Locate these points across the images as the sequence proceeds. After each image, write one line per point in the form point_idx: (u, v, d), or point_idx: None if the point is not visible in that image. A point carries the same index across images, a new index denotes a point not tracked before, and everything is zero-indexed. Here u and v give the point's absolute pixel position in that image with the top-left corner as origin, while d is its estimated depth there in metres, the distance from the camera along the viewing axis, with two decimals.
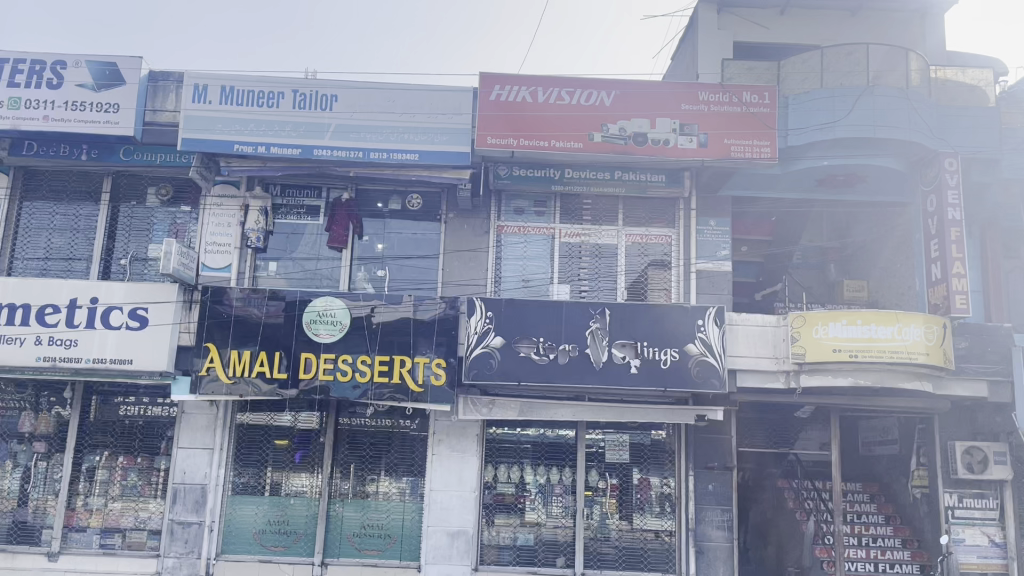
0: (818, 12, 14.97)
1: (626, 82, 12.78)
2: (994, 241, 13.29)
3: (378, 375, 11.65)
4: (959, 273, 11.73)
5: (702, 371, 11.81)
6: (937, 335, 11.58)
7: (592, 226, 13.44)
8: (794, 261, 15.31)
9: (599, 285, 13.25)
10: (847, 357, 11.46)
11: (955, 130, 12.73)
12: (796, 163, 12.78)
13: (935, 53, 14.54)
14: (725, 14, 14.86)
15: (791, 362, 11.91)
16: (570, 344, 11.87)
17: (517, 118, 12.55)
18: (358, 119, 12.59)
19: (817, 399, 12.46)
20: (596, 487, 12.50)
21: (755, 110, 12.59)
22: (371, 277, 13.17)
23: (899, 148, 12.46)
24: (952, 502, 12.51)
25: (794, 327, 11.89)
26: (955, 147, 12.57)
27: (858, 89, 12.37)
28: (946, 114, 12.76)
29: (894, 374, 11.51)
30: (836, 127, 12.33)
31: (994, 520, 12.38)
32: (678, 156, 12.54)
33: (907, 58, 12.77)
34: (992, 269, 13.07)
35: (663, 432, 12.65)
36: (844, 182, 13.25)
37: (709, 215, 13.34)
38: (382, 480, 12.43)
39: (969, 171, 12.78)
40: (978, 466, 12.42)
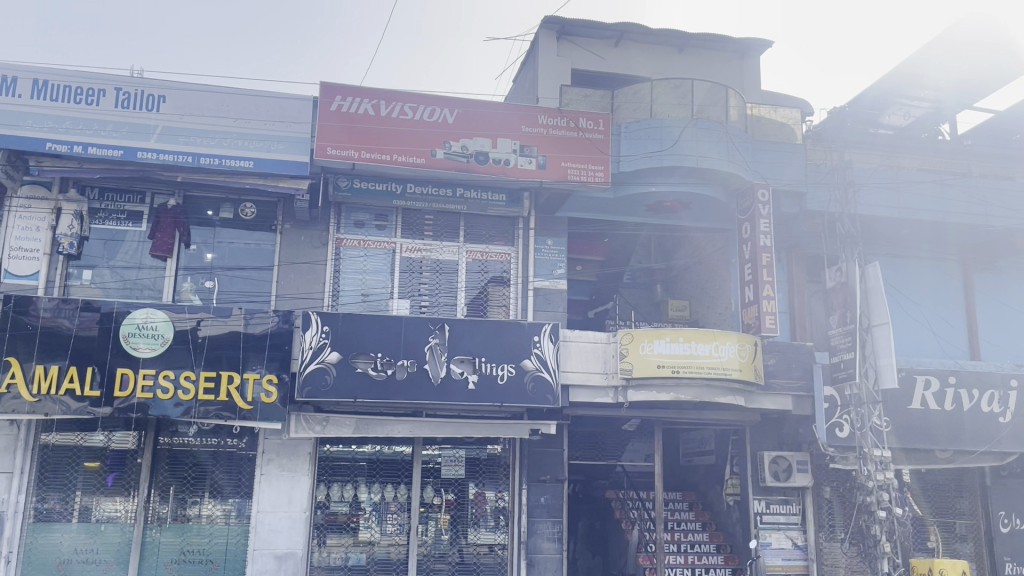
0: (649, 46, 15.86)
1: (468, 100, 12.97)
2: (800, 264, 14.50)
3: (203, 392, 11.10)
4: (768, 295, 12.77)
5: (537, 386, 12.11)
6: (749, 353, 12.50)
7: (433, 241, 13.46)
8: (625, 281, 16.04)
9: (439, 301, 13.26)
10: (669, 373, 12.16)
11: (767, 164, 13.86)
12: (627, 189, 13.44)
13: (751, 92, 15.80)
14: (564, 41, 15.44)
15: (619, 377, 12.44)
16: (408, 360, 11.81)
17: (359, 131, 12.40)
18: (188, 123, 12.02)
19: (644, 412, 13.09)
20: (430, 503, 12.45)
21: (590, 135, 13.16)
22: (198, 288, 12.53)
23: (720, 178, 13.39)
24: (760, 508, 13.41)
25: (623, 343, 12.44)
26: (766, 179, 13.68)
27: (683, 121, 13.22)
28: (760, 149, 13.87)
29: (711, 389, 12.32)
30: (663, 156, 13.13)
31: (796, 524, 13.45)
32: (518, 176, 12.86)
33: (727, 95, 13.76)
34: (797, 291, 14.32)
35: (499, 446, 12.82)
36: (671, 208, 14.04)
37: (546, 235, 13.75)
38: (206, 502, 11.81)
39: (779, 202, 13.92)
40: (784, 473, 13.35)
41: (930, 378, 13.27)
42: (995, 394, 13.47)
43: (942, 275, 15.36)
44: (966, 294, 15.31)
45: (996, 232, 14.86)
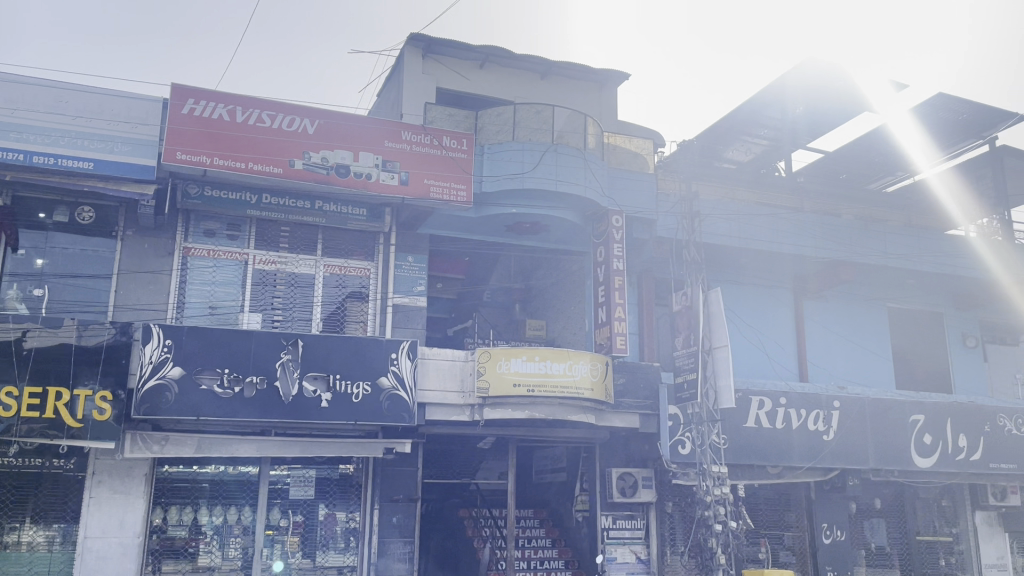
0: (512, 70, 16.18)
1: (330, 112, 12.74)
2: (649, 287, 15.20)
3: (26, 409, 10.24)
4: (620, 317, 13.26)
5: (393, 404, 11.98)
6: (600, 372, 12.94)
7: (288, 254, 13.07)
8: (484, 300, 16.18)
9: (293, 316, 12.88)
10: (524, 391, 12.40)
11: (621, 191, 14.48)
12: (488, 209, 13.62)
13: (608, 121, 16.43)
14: (429, 59, 15.51)
15: (475, 395, 12.53)
16: (258, 376, 11.38)
17: (213, 136, 11.91)
18: (21, 119, 11.17)
19: (498, 430, 13.23)
20: (277, 526, 12.01)
21: (452, 154, 13.25)
22: (25, 296, 11.63)
23: (577, 203, 13.80)
24: (607, 524, 13.90)
25: (480, 362, 12.54)
26: (620, 206, 14.27)
27: (543, 146, 13.58)
28: (615, 177, 14.47)
29: (564, 408, 12.65)
30: (524, 178, 13.41)
31: (640, 539, 14.03)
32: (379, 191, 12.75)
33: (585, 122, 14.23)
34: (646, 314, 14.97)
35: (352, 466, 12.56)
36: (530, 229, 14.34)
37: (406, 252, 13.69)
38: (26, 529, 10.86)
39: (631, 228, 14.54)
40: (630, 490, 13.95)
41: (763, 399, 14.20)
42: (820, 413, 14.55)
43: (775, 301, 16.47)
44: (796, 318, 16.49)
45: (823, 262, 16.09)
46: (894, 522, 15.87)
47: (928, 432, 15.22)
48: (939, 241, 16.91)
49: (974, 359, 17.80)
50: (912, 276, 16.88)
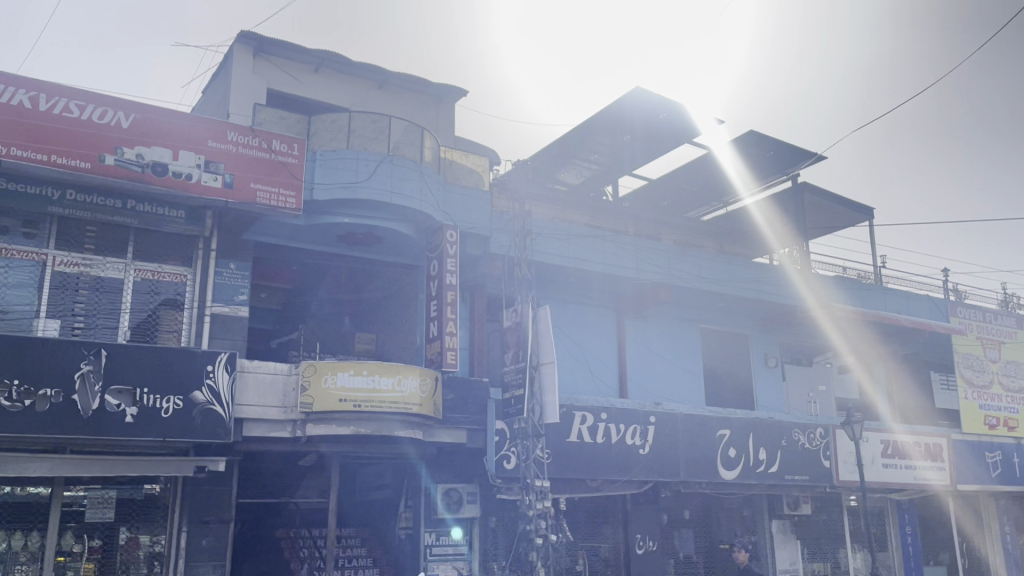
0: (349, 77, 15.87)
1: (148, 106, 11.89)
2: (481, 303, 15.25)
3: None
4: (451, 331, 13.21)
5: (208, 419, 11.28)
6: (429, 388, 12.90)
7: (94, 256, 12.01)
8: (313, 312, 15.34)
9: (97, 323, 11.84)
10: (350, 407, 12.10)
11: (456, 206, 14.52)
12: (318, 217, 13.22)
13: (445, 136, 16.45)
14: (260, 59, 14.94)
15: (299, 411, 12.07)
16: (52, 389, 10.36)
17: (10, 124, 10.85)
18: None
19: (322, 446, 12.81)
20: (69, 552, 10.96)
21: (282, 159, 12.75)
22: None
23: (412, 216, 13.67)
24: (432, 541, 13.78)
25: (305, 375, 12.12)
26: (455, 221, 14.31)
27: (378, 156, 13.38)
28: (450, 192, 14.51)
29: (391, 423, 12.46)
30: (357, 189, 13.14)
31: (463, 555, 14.00)
32: (200, 193, 12.00)
33: (422, 136, 14.16)
34: (477, 329, 15.03)
35: (158, 486, 11.67)
36: (362, 240, 14.04)
37: (229, 258, 13.02)
38: None
39: (465, 243, 14.62)
40: (454, 505, 14.00)
41: (585, 414, 14.66)
42: (638, 428, 15.20)
43: (600, 319, 17.11)
44: (619, 336, 17.18)
45: (645, 284, 16.89)
46: (700, 531, 16.86)
47: (733, 445, 16.30)
48: (748, 268, 18.16)
49: (773, 378, 19.30)
50: (725, 299, 18.07)
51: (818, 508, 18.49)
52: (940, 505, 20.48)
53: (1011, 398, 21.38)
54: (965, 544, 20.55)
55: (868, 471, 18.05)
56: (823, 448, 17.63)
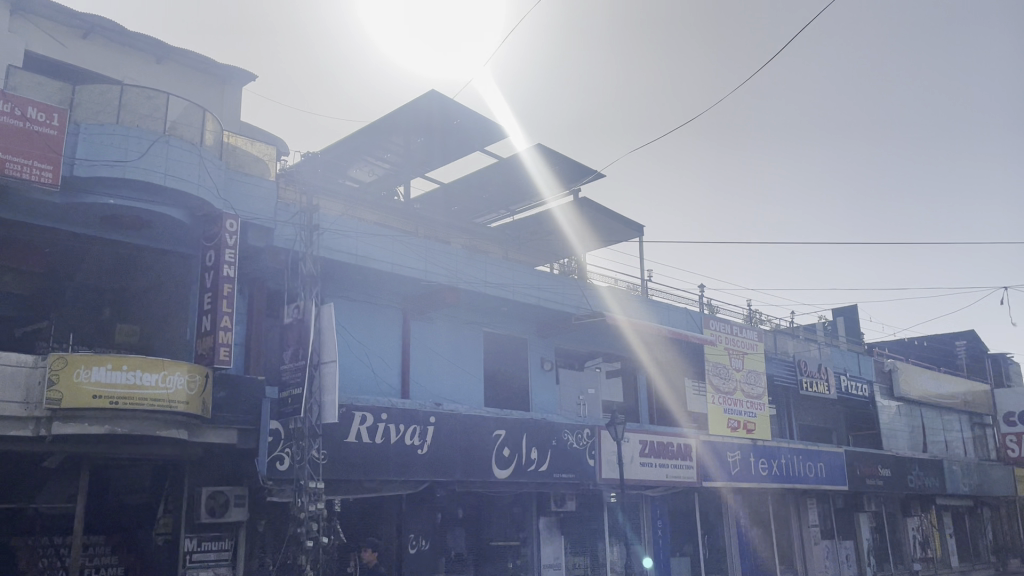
0: (123, 47, 14.69)
1: None
2: (261, 297, 14.66)
3: None
4: (225, 327, 12.57)
5: None
6: (197, 385, 12.26)
7: None
8: (65, 299, 13.23)
9: None
10: (107, 404, 11.32)
11: (238, 195, 13.88)
12: (79, 197, 12.11)
13: (229, 121, 15.71)
14: (19, 17, 13.48)
15: (44, 408, 11.02)
16: None
17: None
18: None
19: (71, 446, 11.76)
20: None
21: (39, 129, 11.72)
22: None
23: (188, 202, 12.87)
24: (191, 547, 13.09)
25: (53, 369, 11.10)
26: (236, 210, 13.68)
27: (152, 135, 12.47)
28: (232, 180, 13.86)
29: (152, 422, 11.71)
30: (126, 168, 12.16)
31: (226, 560, 13.42)
32: None
33: (204, 118, 13.40)
34: (254, 324, 14.41)
35: None
36: (130, 224, 13.00)
37: None
38: None
39: (246, 235, 13.95)
40: (219, 509, 13.27)
41: (365, 414, 14.53)
42: (417, 428, 15.32)
43: (385, 320, 17.06)
44: (403, 337, 17.24)
45: (432, 287, 17.05)
46: (473, 529, 17.31)
47: (508, 446, 16.91)
48: (529, 275, 18.95)
49: (547, 381, 20.26)
50: (506, 305, 18.71)
51: (582, 504, 19.67)
52: (687, 500, 22.48)
53: (750, 403, 23.94)
54: (707, 535, 22.77)
55: (628, 469, 19.47)
56: (589, 447, 18.76)
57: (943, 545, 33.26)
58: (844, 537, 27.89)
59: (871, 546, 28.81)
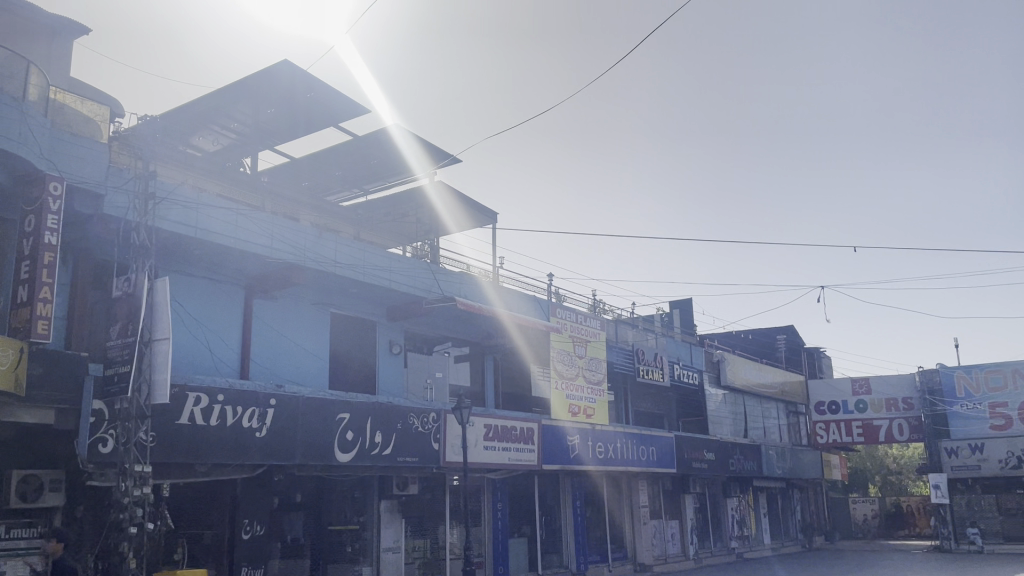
0: None
1: None
2: (86, 268, 13.66)
3: None
4: (44, 298, 11.58)
5: None
6: (9, 359, 11.30)
7: None
8: None
9: None
10: None
11: (66, 156, 12.81)
12: None
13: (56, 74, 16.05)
14: None
15: None
16: None
17: None
18: None
19: None
20: None
21: None
22: None
23: (5, 160, 11.76)
24: None
25: None
26: (61, 172, 12.62)
27: None
28: (59, 139, 12.79)
29: None
30: None
31: (38, 548, 12.38)
32: None
33: (27, 70, 12.31)
34: (79, 296, 13.42)
35: None
36: None
37: None
38: None
39: (72, 199, 12.92)
40: (32, 493, 12.44)
41: (199, 395, 13.85)
42: (256, 411, 14.78)
43: (226, 296, 16.36)
44: (245, 316, 16.60)
45: (278, 265, 16.48)
46: (311, 514, 16.99)
47: (351, 429, 16.67)
48: (380, 256, 18.71)
49: (395, 364, 20.14)
50: (355, 286, 18.40)
51: (425, 488, 19.77)
52: (527, 483, 23.08)
53: (591, 390, 24.84)
54: (544, 517, 23.50)
55: (471, 453, 19.72)
56: (434, 432, 18.83)
57: (757, 523, 36.01)
58: (671, 516, 29.60)
59: (694, 525, 30.76)
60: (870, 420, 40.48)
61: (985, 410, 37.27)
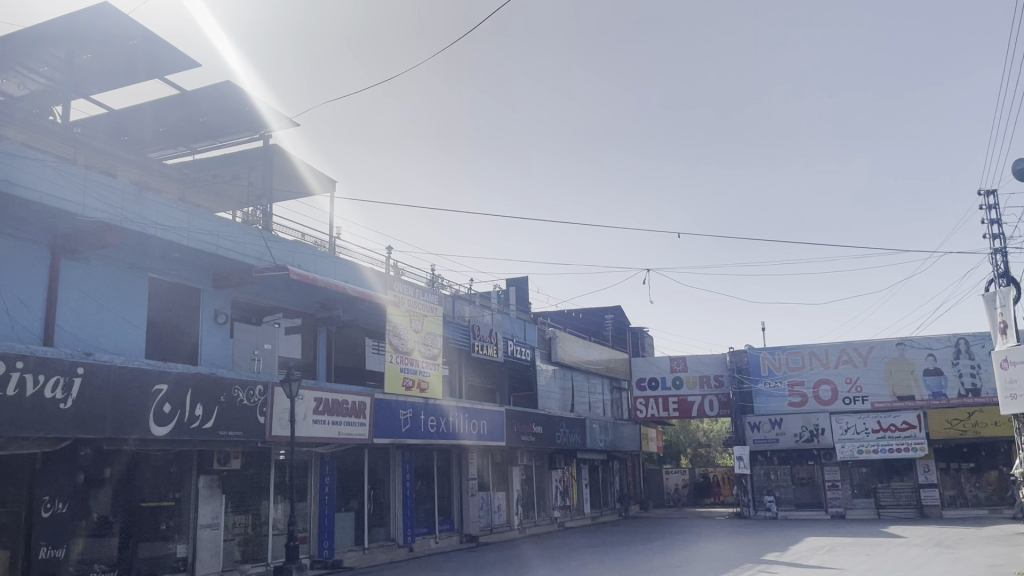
0: None
1: None
2: None
3: None
4: None
5: None
6: None
7: None
8: None
9: None
10: None
11: None
12: None
13: None
14: None
15: None
16: None
17: None
18: None
19: None
20: None
21: None
22: None
23: None
24: None
25: None
26: None
27: None
28: None
29: None
30: None
31: None
32: None
33: None
34: None
35: None
36: None
37: None
38: None
39: None
40: None
41: None
42: (60, 380, 13.68)
43: (29, 254, 14.99)
44: (50, 277, 15.29)
45: (90, 224, 15.27)
46: (121, 490, 16.05)
47: (169, 401, 15.81)
48: (207, 220, 17.75)
49: (219, 334, 19.26)
50: (178, 251, 17.39)
51: (247, 462, 19.14)
52: (356, 456, 22.89)
53: (425, 363, 24.89)
54: (372, 490, 23.40)
55: (299, 427, 19.25)
56: (260, 405, 18.21)
57: (579, 494, 37.67)
58: (498, 488, 30.35)
59: (520, 496, 31.70)
60: (685, 396, 43.47)
61: (784, 388, 40.99)
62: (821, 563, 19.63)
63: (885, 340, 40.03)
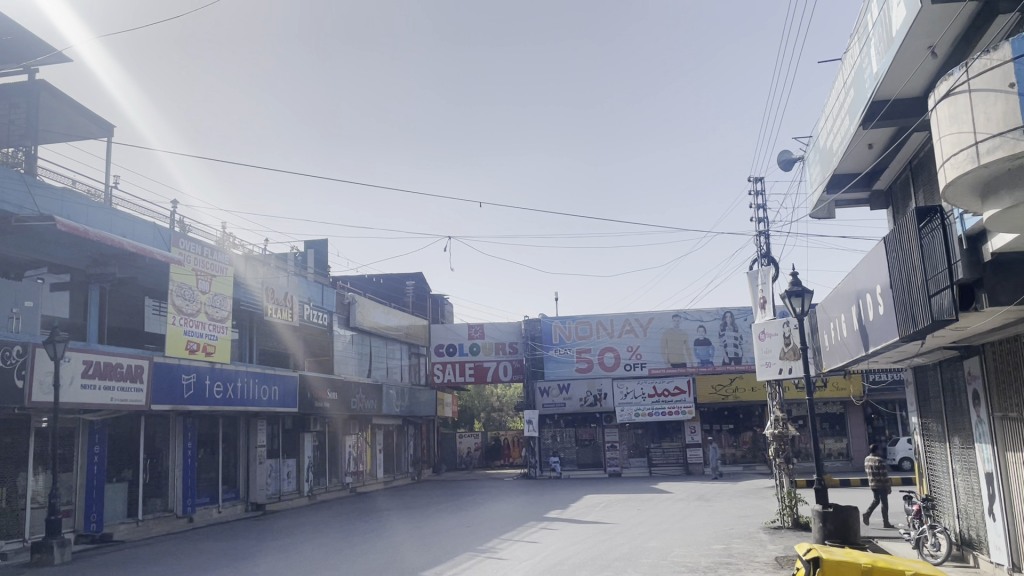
0: None
1: None
2: None
3: None
4: None
5: None
6: None
7: None
8: None
9: None
10: None
11: None
12: None
13: None
14: None
15: None
16: None
17: None
18: None
19: None
20: None
21: None
22: None
23: None
24: None
25: None
26: None
27: None
28: None
29: None
30: None
31: None
32: None
33: None
34: None
35: None
36: None
37: None
38: None
39: None
40: None
41: None
42: None
43: None
44: None
45: None
46: None
47: None
48: None
49: None
50: None
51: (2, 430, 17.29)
52: (131, 424, 21.39)
53: (212, 326, 23.60)
54: (148, 459, 21.97)
55: (64, 392, 17.61)
56: (18, 367, 16.45)
57: (372, 459, 37.57)
58: (288, 455, 29.58)
59: (310, 463, 31.05)
60: (480, 362, 44.52)
61: (572, 355, 43.34)
62: (596, 518, 20.97)
63: (663, 312, 43.31)
